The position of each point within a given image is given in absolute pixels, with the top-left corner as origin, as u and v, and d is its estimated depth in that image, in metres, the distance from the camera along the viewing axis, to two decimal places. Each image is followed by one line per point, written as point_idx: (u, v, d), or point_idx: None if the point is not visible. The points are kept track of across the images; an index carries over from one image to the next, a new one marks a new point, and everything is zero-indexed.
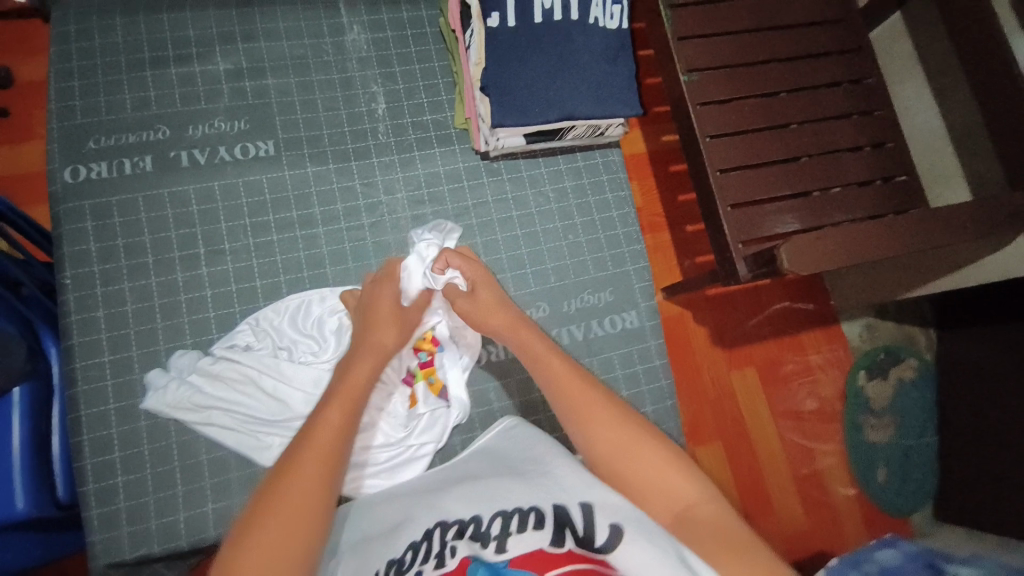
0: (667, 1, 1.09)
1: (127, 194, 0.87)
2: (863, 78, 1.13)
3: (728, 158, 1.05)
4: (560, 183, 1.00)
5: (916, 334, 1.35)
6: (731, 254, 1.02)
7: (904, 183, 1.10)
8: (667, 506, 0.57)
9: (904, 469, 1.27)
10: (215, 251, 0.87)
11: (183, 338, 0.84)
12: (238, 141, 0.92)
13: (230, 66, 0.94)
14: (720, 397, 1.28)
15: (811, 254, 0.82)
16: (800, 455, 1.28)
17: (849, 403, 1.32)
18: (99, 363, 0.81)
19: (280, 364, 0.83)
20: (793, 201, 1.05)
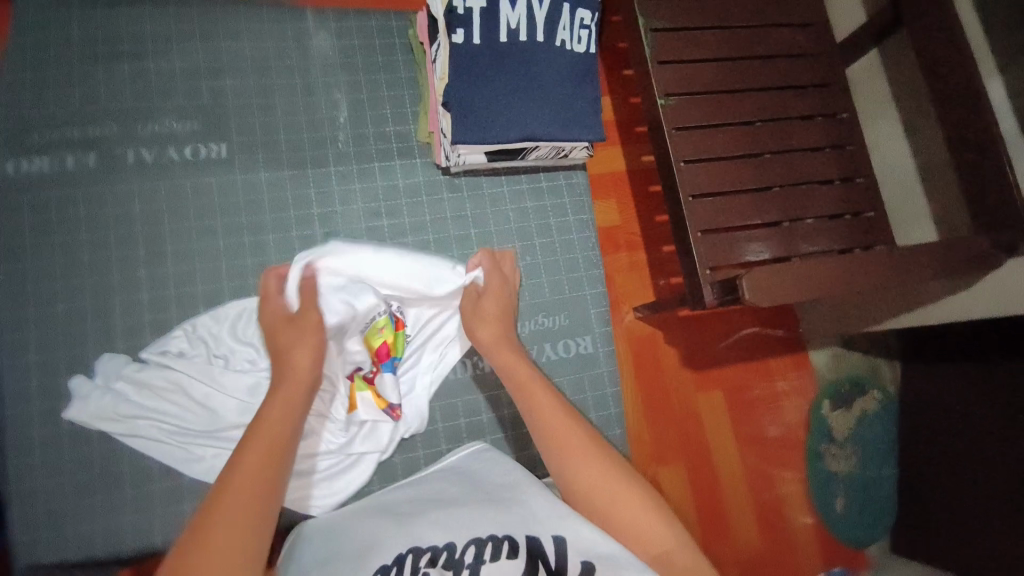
0: (646, 23, 1.08)
1: (68, 189, 0.84)
2: (837, 113, 1.14)
3: (701, 185, 1.04)
4: (521, 203, 0.99)
5: (880, 367, 1.24)
6: (698, 280, 1.01)
7: (873, 219, 1.10)
8: (641, 545, 0.55)
9: (864, 500, 1.20)
10: (157, 253, 0.85)
11: (117, 341, 0.81)
12: (189, 141, 0.89)
13: (187, 64, 0.92)
14: (685, 419, 1.19)
15: (773, 284, 0.78)
16: (759, 482, 1.20)
17: (812, 432, 1.23)
18: (25, 363, 0.78)
19: (213, 372, 0.79)
20: (763, 231, 1.04)
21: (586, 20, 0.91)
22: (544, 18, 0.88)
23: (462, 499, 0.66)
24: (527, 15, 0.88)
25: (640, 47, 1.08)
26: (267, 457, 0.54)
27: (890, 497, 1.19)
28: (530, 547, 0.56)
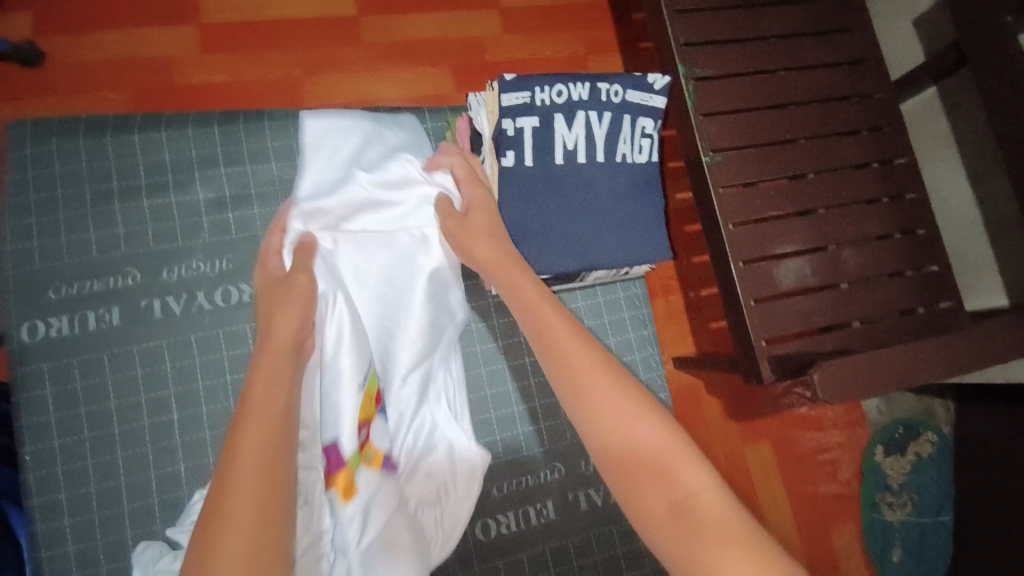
0: (690, 73, 0.98)
1: (91, 353, 0.77)
2: (895, 158, 1.02)
3: (751, 248, 0.95)
4: (579, 323, 0.91)
5: (935, 406, 1.19)
6: (754, 353, 0.92)
7: (936, 275, 0.99)
8: (662, 491, 0.50)
9: (921, 550, 1.14)
10: (192, 418, 0.78)
11: (155, 523, 0.75)
12: (219, 284, 0.81)
13: (211, 194, 0.84)
14: (732, 473, 1.17)
15: (843, 377, 0.78)
16: (814, 537, 1.17)
17: (866, 480, 1.20)
18: (61, 556, 0.72)
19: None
20: (820, 295, 0.95)
21: (648, 128, 0.82)
22: (605, 138, 0.80)
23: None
24: (586, 132, 0.79)
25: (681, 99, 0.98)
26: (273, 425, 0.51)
27: (947, 545, 1.13)
28: None
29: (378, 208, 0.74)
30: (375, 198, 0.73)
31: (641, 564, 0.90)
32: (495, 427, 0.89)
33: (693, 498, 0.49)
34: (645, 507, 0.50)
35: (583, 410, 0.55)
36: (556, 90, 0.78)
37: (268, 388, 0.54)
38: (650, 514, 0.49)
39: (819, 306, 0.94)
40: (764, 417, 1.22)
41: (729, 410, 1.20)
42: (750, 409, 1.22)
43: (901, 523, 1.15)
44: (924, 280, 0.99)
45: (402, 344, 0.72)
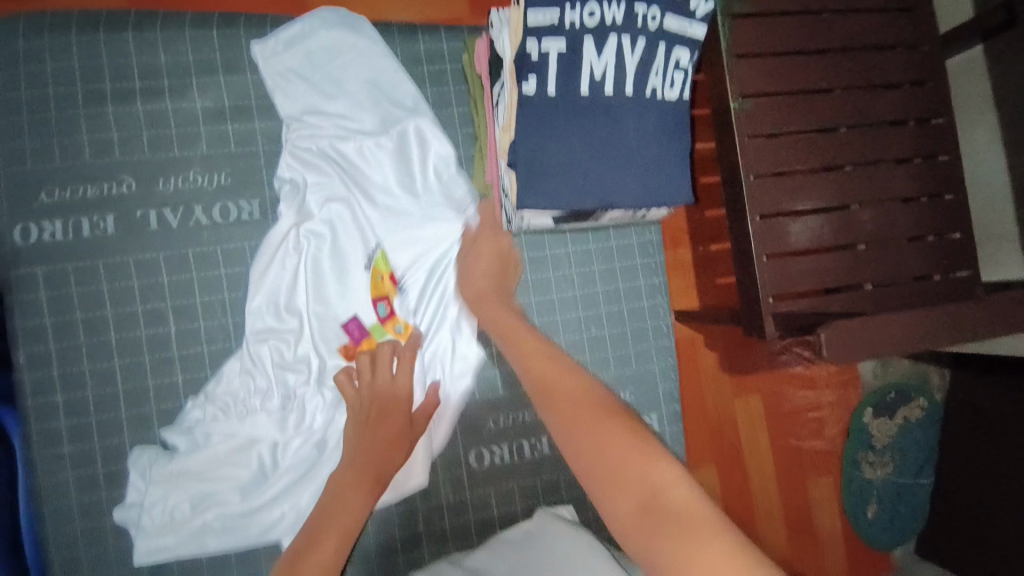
0: (727, 8, 0.91)
1: (86, 260, 0.75)
2: (933, 116, 0.96)
3: (769, 203, 0.90)
4: (588, 266, 0.88)
5: (930, 373, 1.24)
6: (759, 309, 0.90)
7: (957, 243, 0.94)
8: (635, 495, 0.45)
9: (895, 506, 1.20)
10: (189, 332, 0.77)
11: (152, 431, 0.76)
12: (217, 199, 0.78)
13: (210, 103, 0.79)
14: (720, 423, 1.19)
15: (851, 332, 0.75)
16: (791, 488, 1.21)
17: (851, 440, 1.22)
18: (60, 454, 0.74)
19: (247, 427, 0.75)
20: (836, 256, 0.91)
21: (683, 61, 0.76)
22: (635, 68, 0.74)
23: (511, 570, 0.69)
24: (616, 59, 0.73)
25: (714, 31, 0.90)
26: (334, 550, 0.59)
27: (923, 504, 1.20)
28: None
29: (362, 110, 0.81)
30: (378, 99, 0.82)
31: None
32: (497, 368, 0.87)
33: (662, 495, 0.44)
34: (618, 513, 0.45)
35: (556, 418, 0.53)
36: (587, 10, 0.72)
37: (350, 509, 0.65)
38: (622, 517, 0.45)
39: (832, 267, 0.91)
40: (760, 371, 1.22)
41: (724, 361, 1.20)
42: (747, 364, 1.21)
43: (880, 481, 1.20)
44: (944, 247, 0.95)
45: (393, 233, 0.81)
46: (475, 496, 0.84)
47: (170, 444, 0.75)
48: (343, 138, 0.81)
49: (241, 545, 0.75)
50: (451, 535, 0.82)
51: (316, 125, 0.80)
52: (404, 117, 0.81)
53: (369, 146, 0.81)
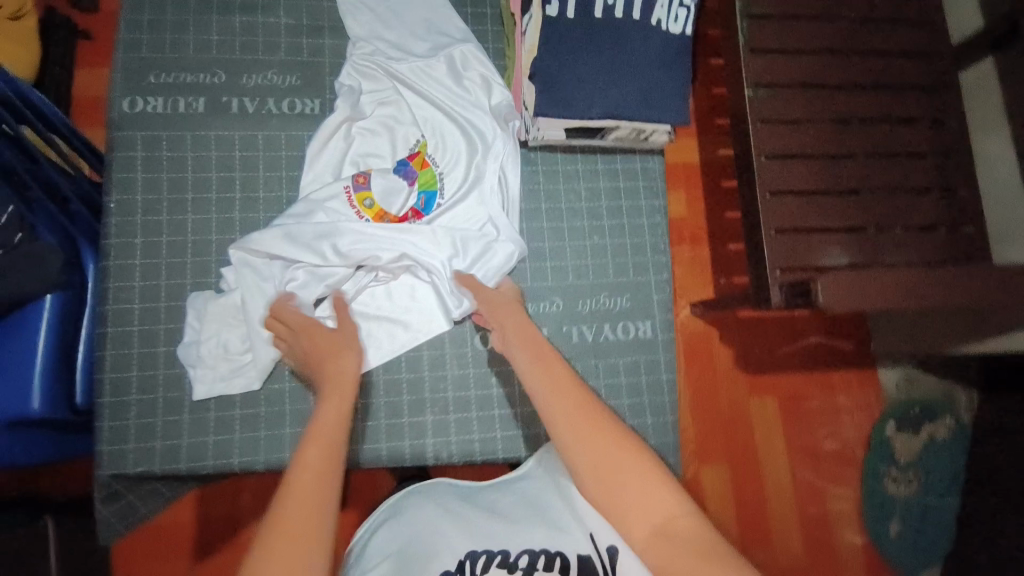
0: (745, 9, 1.12)
1: (177, 130, 0.91)
2: (942, 118, 1.15)
3: (776, 183, 1.09)
4: (595, 182, 0.98)
5: (958, 395, 1.52)
6: (767, 280, 1.07)
7: (968, 236, 1.11)
8: (647, 523, 0.61)
9: (920, 524, 1.46)
10: (251, 199, 0.91)
11: (209, 277, 0.89)
12: (287, 95, 0.94)
13: (292, 20, 0.97)
14: (734, 417, 1.51)
15: (848, 289, 0.94)
16: (809, 497, 1.50)
17: (872, 451, 1.52)
18: (130, 287, 0.87)
19: (284, 272, 0.87)
20: (845, 235, 1.09)
21: None
22: None
23: (519, 513, 0.71)
24: None
25: (734, 32, 1.12)
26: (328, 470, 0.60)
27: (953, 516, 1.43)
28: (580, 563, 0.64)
29: (417, 40, 0.97)
30: (432, 32, 0.98)
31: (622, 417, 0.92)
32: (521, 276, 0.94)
33: (669, 522, 0.60)
34: (632, 531, 0.61)
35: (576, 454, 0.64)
36: None
37: (329, 423, 0.66)
38: (636, 535, 0.61)
39: (840, 244, 1.08)
40: (780, 372, 1.55)
41: (741, 360, 1.54)
42: (760, 367, 1.54)
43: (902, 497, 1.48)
44: (954, 238, 1.11)
45: (431, 137, 0.95)
46: (478, 371, 0.92)
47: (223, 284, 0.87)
48: (397, 59, 0.96)
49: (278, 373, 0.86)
50: (454, 404, 0.91)
51: (382, 54, 0.95)
52: (453, 42, 0.97)
53: (421, 66, 0.96)
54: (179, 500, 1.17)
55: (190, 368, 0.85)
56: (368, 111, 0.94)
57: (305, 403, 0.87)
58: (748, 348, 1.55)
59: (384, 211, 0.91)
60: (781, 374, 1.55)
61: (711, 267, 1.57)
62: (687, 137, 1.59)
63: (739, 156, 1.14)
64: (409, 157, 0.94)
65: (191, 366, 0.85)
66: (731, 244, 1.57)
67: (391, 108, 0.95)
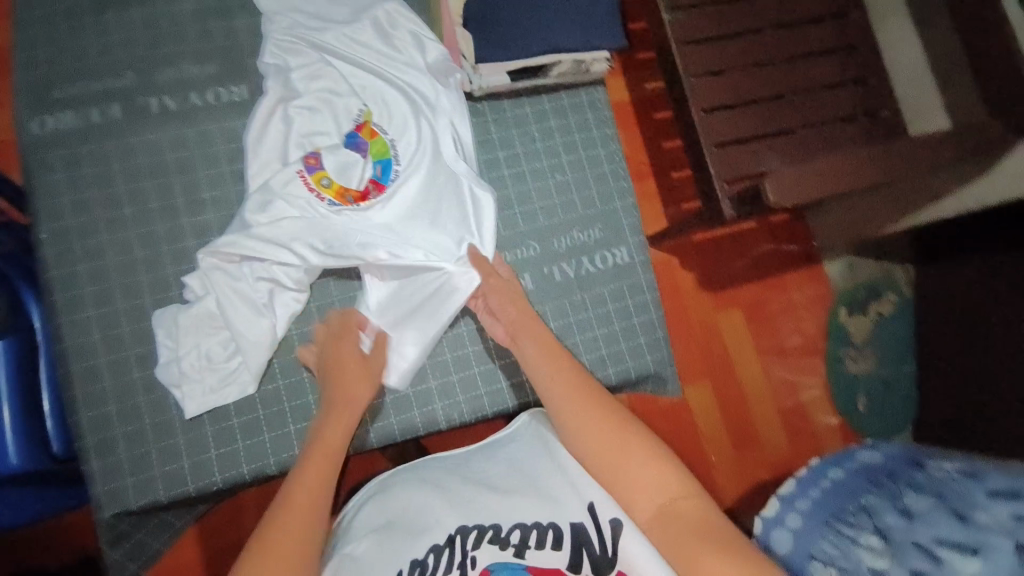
0: None
1: (97, 143, 0.84)
2: (845, 12, 1.21)
3: (709, 99, 1.14)
4: (545, 122, 0.98)
5: (895, 271, 1.59)
6: (717, 195, 1.12)
7: (885, 120, 1.20)
8: (648, 503, 0.63)
9: (882, 398, 1.59)
10: (196, 202, 0.86)
11: (170, 291, 0.84)
12: (209, 85, 0.89)
13: (197, 6, 0.90)
14: (708, 334, 1.58)
15: (793, 184, 0.99)
16: (784, 392, 1.61)
17: (831, 338, 1.66)
18: (85, 318, 0.80)
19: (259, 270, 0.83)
20: (778, 139, 1.15)
21: None
22: None
23: (515, 484, 0.70)
24: None
25: None
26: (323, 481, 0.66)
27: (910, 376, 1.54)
28: (575, 535, 0.63)
29: (335, 9, 0.93)
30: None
31: (619, 342, 0.94)
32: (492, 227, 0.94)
33: (668, 503, 0.62)
34: (635, 513, 0.63)
35: (581, 438, 0.68)
36: None
37: (329, 443, 0.70)
38: (639, 518, 0.63)
39: (776, 147, 1.15)
40: (740, 284, 1.63)
41: (704, 280, 1.60)
42: (721, 283, 1.61)
43: (863, 373, 1.62)
44: (875, 123, 1.20)
45: (371, 107, 0.92)
46: (471, 329, 0.92)
47: (188, 292, 0.82)
48: (318, 34, 0.91)
49: (271, 371, 0.84)
50: (454, 365, 0.91)
51: (302, 29, 0.91)
52: (374, 6, 0.93)
53: (345, 32, 0.92)
54: (180, 540, 1.11)
55: (175, 388, 0.80)
56: (300, 90, 0.89)
57: (305, 398, 0.84)
58: (708, 267, 1.61)
59: (344, 188, 0.88)
60: (742, 286, 1.63)
61: (661, 199, 1.62)
62: (615, 76, 1.61)
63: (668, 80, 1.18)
64: (355, 128, 0.90)
65: (176, 386, 0.80)
66: (675, 173, 1.62)
67: (323, 83, 0.91)
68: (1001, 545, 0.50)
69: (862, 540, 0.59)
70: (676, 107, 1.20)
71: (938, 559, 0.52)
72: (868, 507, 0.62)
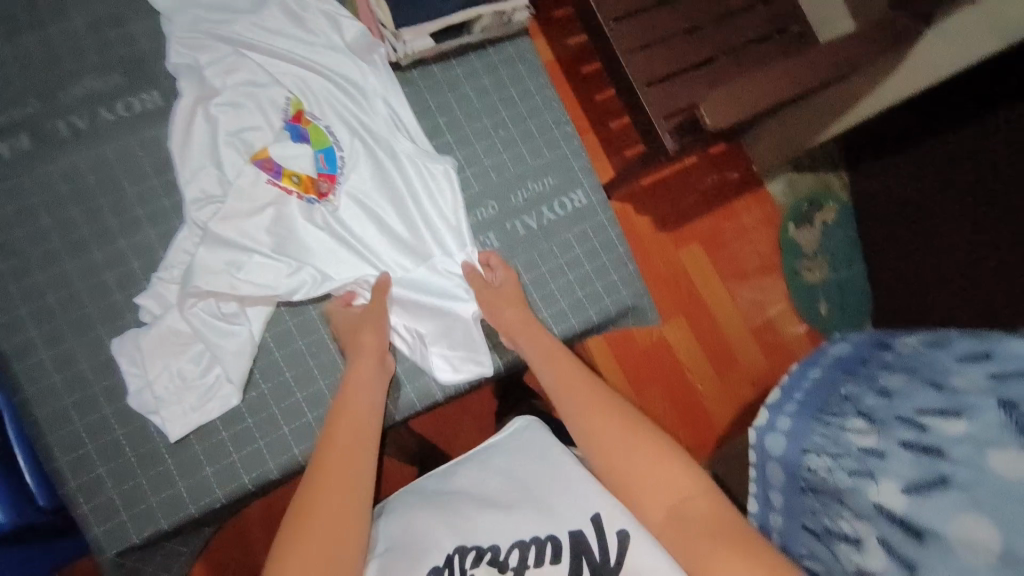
0: None
1: (10, 178, 0.78)
2: None
3: (632, 39, 1.15)
4: (478, 80, 0.97)
5: (831, 180, 1.70)
6: (658, 131, 1.13)
7: (798, 33, 1.24)
8: (660, 505, 0.61)
9: (842, 299, 1.64)
10: (131, 220, 0.82)
11: (124, 317, 0.79)
12: (118, 97, 0.84)
13: (89, 17, 0.85)
14: (673, 272, 1.61)
15: (724, 104, 1.01)
16: (753, 313, 1.64)
17: (785, 253, 1.67)
18: (39, 361, 0.76)
19: (222, 279, 0.79)
20: (702, 70, 1.18)
21: None
22: None
23: (511, 496, 0.65)
24: None
25: None
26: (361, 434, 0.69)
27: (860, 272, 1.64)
28: (573, 543, 0.60)
29: None
30: None
31: (593, 284, 0.96)
32: (443, 196, 0.90)
33: (682, 504, 0.60)
34: (648, 517, 0.61)
35: (590, 438, 0.68)
36: None
37: (358, 402, 0.73)
38: (652, 522, 0.61)
39: (702, 77, 1.18)
40: (693, 219, 1.66)
41: (658, 220, 1.63)
42: (674, 220, 1.64)
43: (820, 281, 1.65)
44: (788, 38, 1.24)
45: (299, 95, 0.89)
46: None
47: (145, 314, 0.79)
48: (226, 26, 0.87)
49: (252, 378, 0.82)
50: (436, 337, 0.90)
51: (207, 24, 0.86)
52: None
53: (253, 21, 0.88)
54: None
55: (152, 415, 0.77)
56: (217, 87, 0.85)
57: (292, 398, 0.82)
58: (661, 207, 1.64)
59: (313, 178, 0.86)
60: (695, 220, 1.65)
61: (604, 149, 1.63)
62: (536, 36, 1.61)
63: (589, 27, 1.19)
64: (288, 119, 0.87)
65: (154, 412, 0.77)
66: (613, 122, 1.63)
67: (239, 76, 0.86)
68: (973, 402, 0.64)
69: (851, 424, 0.75)
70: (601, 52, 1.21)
71: (923, 425, 0.67)
72: (848, 397, 0.78)
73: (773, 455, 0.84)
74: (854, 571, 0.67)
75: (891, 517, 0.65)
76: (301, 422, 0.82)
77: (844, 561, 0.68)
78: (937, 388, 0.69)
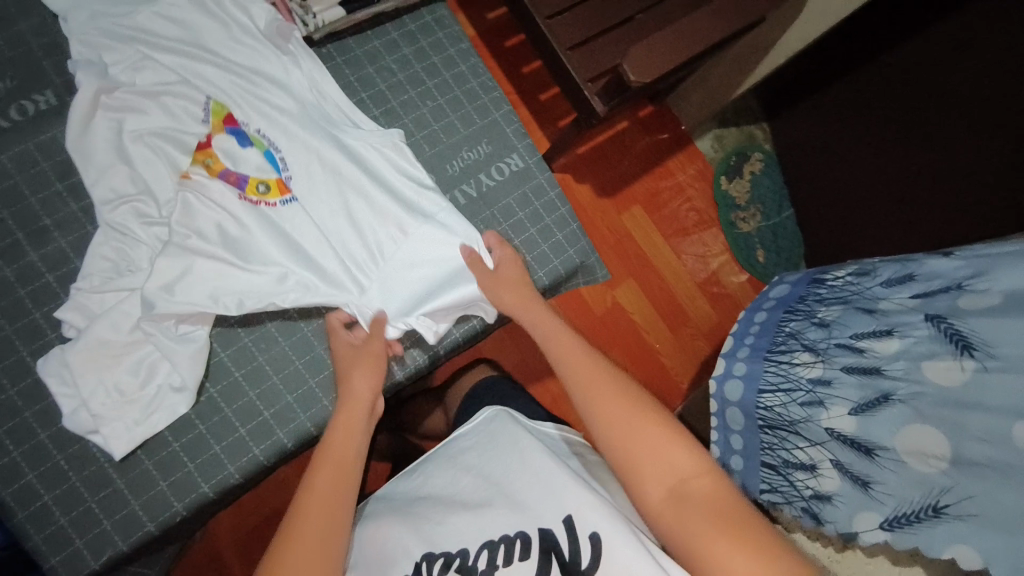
0: None
1: None
2: None
3: (549, 4, 1.16)
4: (399, 52, 0.95)
5: (755, 132, 1.78)
6: (584, 93, 1.14)
7: None
8: (660, 484, 0.55)
9: (776, 245, 1.72)
10: (39, 231, 0.76)
11: (45, 336, 0.74)
12: (10, 101, 0.78)
13: None
14: (619, 237, 1.65)
15: (643, 58, 1.02)
16: (698, 268, 1.69)
17: (720, 206, 1.73)
18: None
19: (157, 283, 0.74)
20: (622, 29, 1.18)
21: None
22: None
23: (482, 494, 0.63)
24: None
25: None
26: (344, 476, 0.59)
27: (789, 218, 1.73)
28: (542, 540, 0.57)
29: None
30: None
31: (538, 245, 0.96)
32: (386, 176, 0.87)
33: (687, 482, 0.54)
34: (646, 495, 0.55)
35: (588, 399, 0.61)
36: None
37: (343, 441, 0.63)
38: (650, 500, 0.55)
39: (622, 35, 1.18)
40: (631, 182, 1.69)
41: (598, 186, 1.66)
42: (614, 184, 1.67)
43: (754, 229, 1.72)
44: None
45: (218, 83, 0.83)
46: None
47: (69, 328, 0.73)
48: (118, 14, 0.81)
49: (200, 382, 0.77)
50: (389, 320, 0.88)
51: (94, 14, 0.80)
52: None
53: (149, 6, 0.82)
54: None
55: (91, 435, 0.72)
56: (120, 80, 0.79)
57: (243, 399, 0.79)
58: (601, 174, 1.67)
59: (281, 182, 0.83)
60: (634, 183, 1.69)
61: (538, 120, 1.63)
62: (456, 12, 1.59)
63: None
64: (209, 112, 0.82)
65: (93, 431, 0.71)
66: (542, 93, 1.64)
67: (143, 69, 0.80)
68: (903, 320, 0.69)
69: (798, 359, 0.79)
70: (522, 20, 1.21)
71: (860, 349, 0.73)
72: (791, 334, 0.83)
73: (729, 400, 0.87)
74: (811, 496, 0.74)
75: (841, 437, 0.71)
76: (258, 421, 0.79)
77: (801, 487, 0.76)
78: (869, 313, 0.74)
